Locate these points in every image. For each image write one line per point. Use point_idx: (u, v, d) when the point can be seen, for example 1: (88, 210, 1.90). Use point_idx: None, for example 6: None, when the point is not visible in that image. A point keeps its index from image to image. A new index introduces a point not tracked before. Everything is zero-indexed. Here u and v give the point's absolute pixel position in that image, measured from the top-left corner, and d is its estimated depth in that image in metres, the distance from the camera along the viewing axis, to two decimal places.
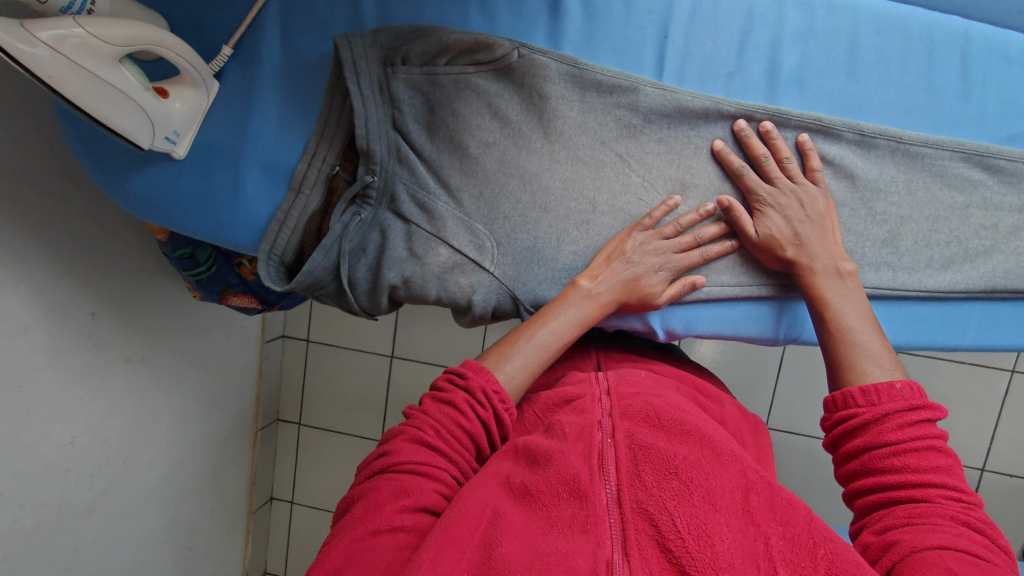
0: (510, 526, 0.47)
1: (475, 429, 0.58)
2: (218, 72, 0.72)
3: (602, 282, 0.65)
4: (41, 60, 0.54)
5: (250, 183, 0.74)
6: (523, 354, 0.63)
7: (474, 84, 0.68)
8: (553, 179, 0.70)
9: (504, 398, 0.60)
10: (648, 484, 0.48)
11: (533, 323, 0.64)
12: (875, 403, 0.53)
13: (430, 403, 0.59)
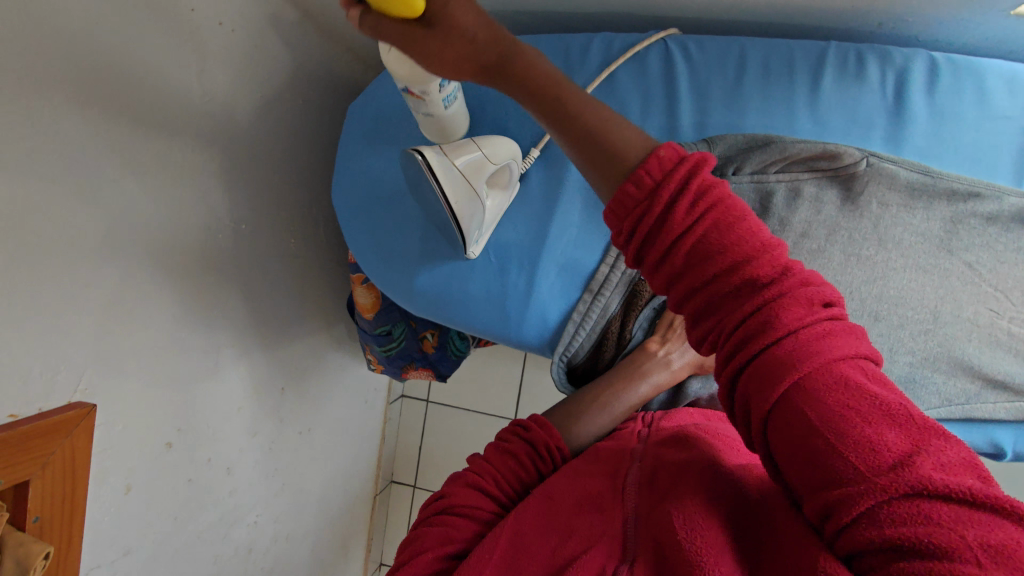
0: (519, 538, 0.50)
1: (494, 457, 0.60)
2: (523, 174, 0.72)
3: (679, 351, 0.71)
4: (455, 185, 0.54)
5: (544, 282, 0.73)
6: (601, 414, 0.68)
7: (805, 194, 0.65)
8: (893, 288, 0.65)
9: (567, 450, 0.64)
10: (668, 500, 0.47)
11: (616, 392, 0.69)
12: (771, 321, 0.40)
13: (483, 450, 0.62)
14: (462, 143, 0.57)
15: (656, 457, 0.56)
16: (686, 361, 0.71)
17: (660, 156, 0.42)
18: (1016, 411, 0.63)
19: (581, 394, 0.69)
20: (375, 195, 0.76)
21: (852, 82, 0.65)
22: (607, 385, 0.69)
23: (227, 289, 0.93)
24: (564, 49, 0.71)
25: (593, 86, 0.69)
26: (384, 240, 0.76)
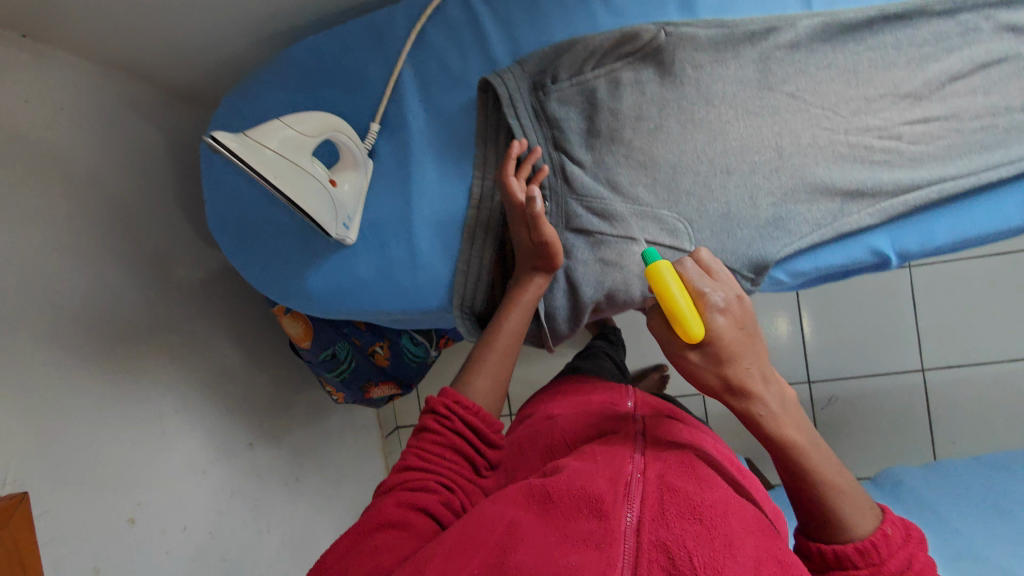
0: (514, 528, 0.53)
1: (460, 441, 0.67)
2: (371, 150, 0.74)
3: (536, 267, 0.71)
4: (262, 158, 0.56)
5: (424, 244, 0.74)
6: (491, 361, 0.72)
7: (625, 81, 0.68)
8: (733, 140, 0.67)
9: (468, 403, 0.68)
10: (678, 527, 0.51)
11: (492, 336, 0.72)
12: (877, 564, 0.57)
13: (429, 419, 0.68)
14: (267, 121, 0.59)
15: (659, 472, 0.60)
16: (540, 273, 0.71)
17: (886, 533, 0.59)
18: (882, 212, 0.64)
19: (471, 353, 0.73)
20: (247, 216, 0.77)
21: None
22: (487, 333, 0.73)
23: (154, 358, 0.94)
24: (374, 25, 0.74)
25: (407, 50, 0.72)
26: (265, 255, 0.78)
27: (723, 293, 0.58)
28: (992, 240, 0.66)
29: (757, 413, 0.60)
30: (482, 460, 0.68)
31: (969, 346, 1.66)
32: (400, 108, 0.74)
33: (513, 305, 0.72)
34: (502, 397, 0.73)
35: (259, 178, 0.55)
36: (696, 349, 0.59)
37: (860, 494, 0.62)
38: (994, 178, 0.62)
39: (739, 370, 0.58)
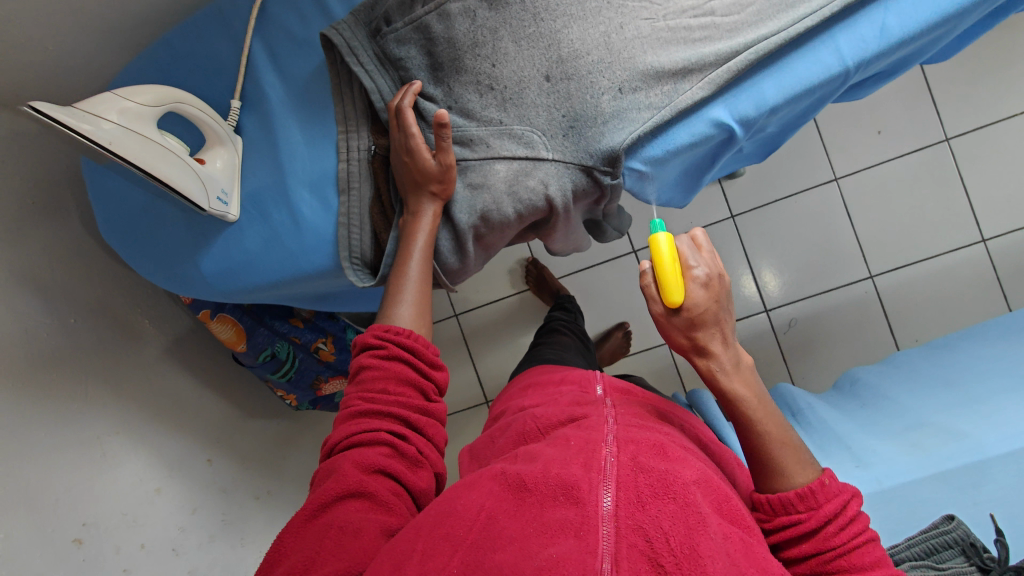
0: (487, 524, 0.50)
1: (402, 369, 0.68)
2: (236, 127, 0.77)
3: (420, 196, 0.73)
4: (96, 126, 0.58)
5: (303, 205, 0.77)
6: (404, 292, 0.73)
7: (454, 11, 0.71)
8: (565, 47, 0.71)
9: (400, 330, 0.70)
10: (654, 506, 0.49)
11: (400, 267, 0.73)
12: (815, 508, 0.60)
13: (367, 359, 0.68)
14: (103, 98, 0.62)
15: (632, 453, 0.56)
16: (434, 200, 0.73)
17: (824, 482, 0.61)
18: (712, 85, 0.67)
19: (386, 293, 0.75)
20: (134, 213, 0.80)
21: None
22: (393, 268, 0.74)
23: (85, 383, 0.95)
24: (217, 10, 0.77)
25: (250, 27, 0.76)
26: (157, 247, 0.80)
27: (705, 269, 0.69)
28: (822, 92, 0.69)
29: (716, 374, 0.70)
30: (430, 384, 0.70)
31: (908, 244, 1.70)
32: (255, 83, 0.77)
33: (414, 237, 0.74)
34: (430, 322, 0.75)
35: (96, 146, 0.57)
36: (678, 314, 0.70)
37: (803, 453, 0.66)
38: (802, 31, 0.66)
39: (705, 333, 0.69)
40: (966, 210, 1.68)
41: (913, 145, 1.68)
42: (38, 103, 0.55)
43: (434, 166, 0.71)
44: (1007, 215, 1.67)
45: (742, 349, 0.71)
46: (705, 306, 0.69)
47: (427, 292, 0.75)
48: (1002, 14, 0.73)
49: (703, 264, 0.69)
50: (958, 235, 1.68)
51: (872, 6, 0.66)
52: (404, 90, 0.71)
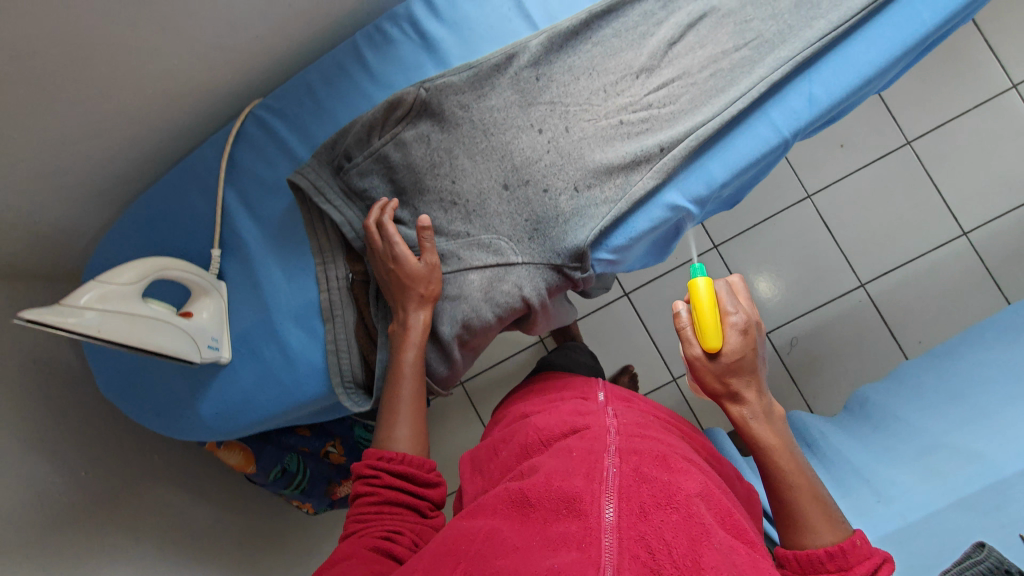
0: (490, 544, 0.50)
1: (396, 494, 0.65)
2: (219, 273, 0.80)
3: (402, 307, 0.74)
4: (83, 317, 0.61)
5: (292, 338, 0.79)
6: (399, 411, 0.71)
7: (409, 140, 0.75)
8: (518, 157, 0.75)
9: (393, 455, 0.67)
10: (656, 515, 0.49)
11: (392, 388, 0.73)
12: (846, 568, 0.59)
13: (360, 484, 0.66)
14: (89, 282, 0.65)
15: (634, 464, 0.56)
16: (421, 305, 0.73)
17: (856, 542, 0.60)
18: (660, 174, 0.71)
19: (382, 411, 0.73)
20: (130, 368, 0.82)
21: (386, 44, 0.78)
22: (387, 382, 0.73)
23: (102, 535, 0.95)
24: (189, 166, 0.82)
25: (222, 178, 0.80)
26: (155, 397, 0.81)
27: (743, 316, 0.69)
28: (766, 162, 0.73)
29: (749, 419, 0.69)
30: (425, 503, 0.66)
31: (892, 248, 1.72)
32: (232, 229, 0.80)
33: (403, 350, 0.73)
34: (428, 437, 0.72)
35: (86, 337, 0.60)
36: (714, 360, 0.69)
37: (833, 514, 0.65)
38: (734, 114, 0.69)
39: (740, 380, 0.69)
40: (942, 207, 1.71)
41: (876, 153, 1.72)
42: (28, 308, 0.58)
43: (417, 273, 0.72)
44: (981, 206, 1.70)
45: (773, 399, 0.72)
46: (743, 353, 0.68)
47: (422, 409, 0.73)
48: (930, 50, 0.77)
49: (740, 311, 0.69)
50: (938, 231, 1.71)
51: (796, 80, 0.69)
52: (377, 206, 0.73)
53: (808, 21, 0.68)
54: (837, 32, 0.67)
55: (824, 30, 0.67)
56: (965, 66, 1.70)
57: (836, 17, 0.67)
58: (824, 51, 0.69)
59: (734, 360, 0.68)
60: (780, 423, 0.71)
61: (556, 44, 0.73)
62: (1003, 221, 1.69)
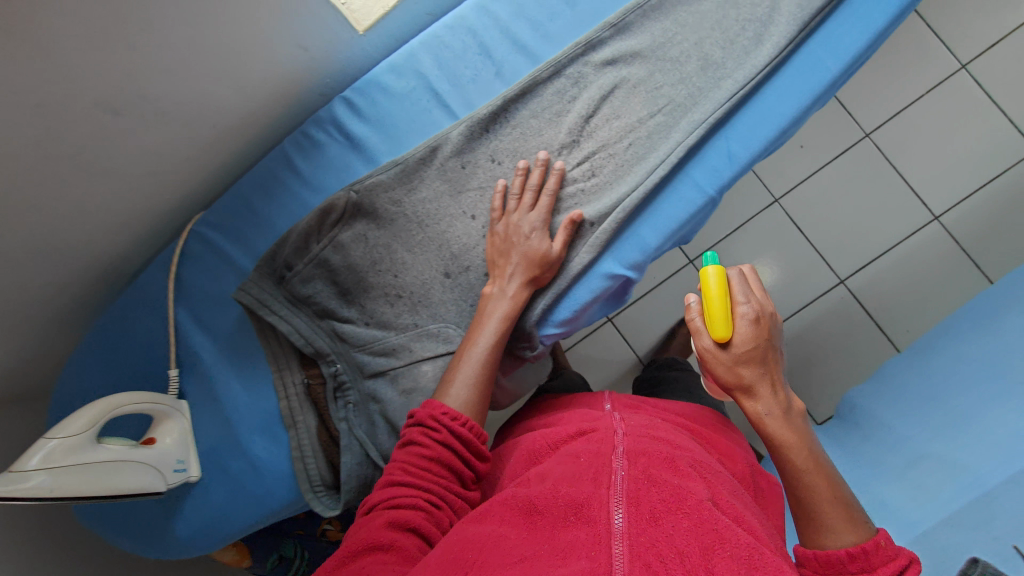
0: (494, 552, 0.46)
1: (448, 459, 0.59)
2: (179, 392, 0.81)
3: (506, 279, 0.69)
4: (34, 480, 0.62)
5: (258, 449, 0.79)
6: (462, 371, 0.65)
7: (348, 242, 0.76)
8: (456, 244, 0.76)
9: (459, 415, 0.61)
10: (669, 520, 0.45)
11: (469, 345, 0.67)
12: (869, 569, 0.52)
13: (415, 434, 0.60)
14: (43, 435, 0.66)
15: (642, 470, 0.52)
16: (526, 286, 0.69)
17: (879, 544, 0.52)
18: (594, 247, 0.71)
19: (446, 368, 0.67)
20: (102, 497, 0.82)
21: (314, 148, 0.79)
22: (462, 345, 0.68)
23: None
24: (138, 290, 0.83)
25: (171, 299, 0.81)
26: (129, 524, 0.81)
27: (755, 306, 0.62)
28: (698, 221, 0.73)
29: (762, 417, 0.61)
30: (470, 473, 0.60)
31: (866, 238, 1.54)
32: (188, 347, 0.81)
33: (492, 317, 0.68)
34: (485, 408, 0.65)
35: (39, 500, 0.62)
36: (725, 350, 0.63)
37: (853, 510, 0.57)
38: (657, 182, 0.70)
39: (753, 373, 0.62)
40: (909, 194, 1.54)
41: (836, 150, 1.55)
42: None
43: (552, 248, 0.69)
44: (958, 183, 1.52)
45: (791, 393, 0.63)
46: (761, 344, 0.62)
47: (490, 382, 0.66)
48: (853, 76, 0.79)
49: (752, 300, 0.62)
50: (911, 217, 1.53)
51: (713, 139, 0.70)
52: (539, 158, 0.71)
53: (715, 86, 0.69)
54: (743, 93, 0.68)
55: (731, 94, 0.68)
56: (921, 44, 1.53)
57: (740, 81, 0.68)
58: (734, 113, 0.69)
59: (745, 351, 0.61)
60: (800, 420, 0.63)
61: (477, 132, 0.74)
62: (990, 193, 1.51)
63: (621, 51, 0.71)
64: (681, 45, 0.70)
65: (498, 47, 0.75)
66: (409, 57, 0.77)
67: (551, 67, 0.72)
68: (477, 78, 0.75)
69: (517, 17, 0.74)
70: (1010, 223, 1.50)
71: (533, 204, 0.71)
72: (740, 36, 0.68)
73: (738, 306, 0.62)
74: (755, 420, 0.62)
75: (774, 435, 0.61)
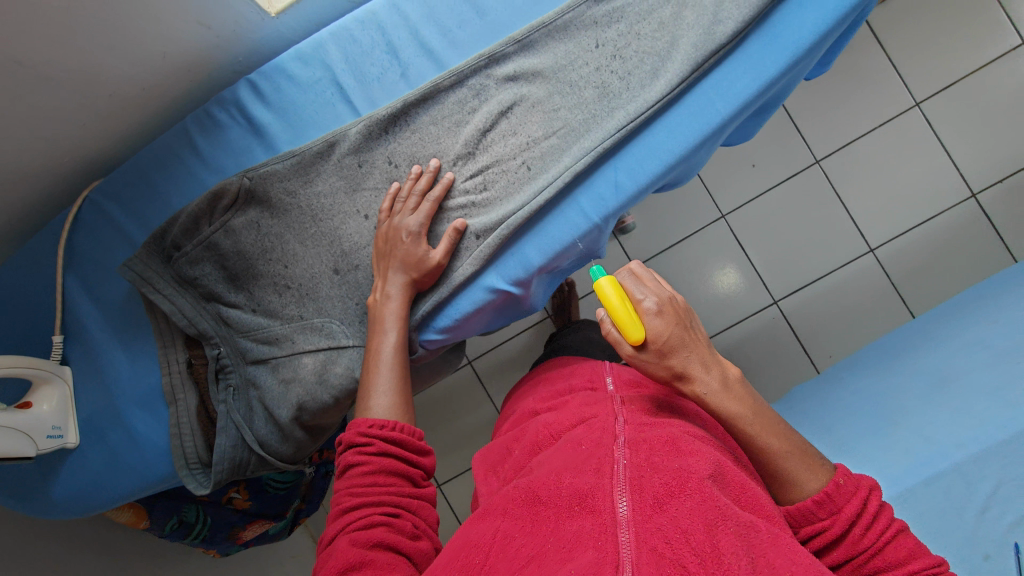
0: (500, 554, 0.47)
1: (393, 464, 0.62)
2: (62, 359, 0.81)
3: (390, 283, 0.71)
4: None
5: (138, 422, 0.81)
6: (377, 381, 0.69)
7: (241, 228, 0.76)
8: (347, 242, 0.76)
9: (384, 423, 0.64)
10: (671, 504, 0.45)
11: (374, 355, 0.70)
12: (837, 512, 0.54)
13: (350, 456, 0.62)
14: None
15: (644, 453, 0.51)
16: (404, 281, 0.71)
17: (839, 482, 0.55)
18: (478, 261, 0.72)
19: (362, 381, 0.70)
20: None
21: (214, 128, 0.78)
22: (369, 355, 0.71)
23: None
24: (28, 253, 0.82)
25: (61, 265, 0.80)
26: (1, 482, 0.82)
27: (656, 297, 0.58)
28: (583, 245, 0.74)
29: (705, 397, 0.58)
30: (417, 471, 0.64)
31: (801, 265, 1.56)
32: (75, 316, 0.81)
33: (386, 324, 0.71)
34: (413, 408, 0.69)
35: None
36: (643, 352, 0.59)
37: (809, 452, 0.58)
38: (543, 204, 0.71)
39: (681, 361, 0.58)
40: (850, 226, 1.55)
41: (785, 173, 1.54)
42: None
43: (431, 257, 0.71)
44: (897, 219, 1.53)
45: (724, 359, 0.60)
46: (671, 337, 0.57)
47: (407, 382, 0.70)
48: (761, 114, 0.79)
49: (650, 293, 0.58)
50: (844, 248, 1.54)
51: (602, 167, 0.71)
52: (416, 170, 0.72)
53: (608, 115, 0.70)
54: (632, 125, 0.69)
55: (621, 125, 0.69)
56: (879, 76, 1.52)
57: (630, 113, 0.68)
58: (623, 143, 0.71)
59: (664, 346, 0.57)
60: (741, 385, 0.60)
61: (375, 134, 0.74)
62: (925, 233, 1.52)
63: (522, 69, 0.71)
64: (581, 70, 0.70)
65: (404, 48, 0.74)
66: (317, 47, 0.76)
67: (453, 76, 0.72)
68: (381, 78, 0.75)
69: (424, 20, 0.74)
70: (938, 264, 1.52)
71: (416, 207, 0.72)
72: (637, 68, 0.69)
73: (642, 304, 0.58)
74: (704, 403, 0.58)
75: (726, 409, 0.58)
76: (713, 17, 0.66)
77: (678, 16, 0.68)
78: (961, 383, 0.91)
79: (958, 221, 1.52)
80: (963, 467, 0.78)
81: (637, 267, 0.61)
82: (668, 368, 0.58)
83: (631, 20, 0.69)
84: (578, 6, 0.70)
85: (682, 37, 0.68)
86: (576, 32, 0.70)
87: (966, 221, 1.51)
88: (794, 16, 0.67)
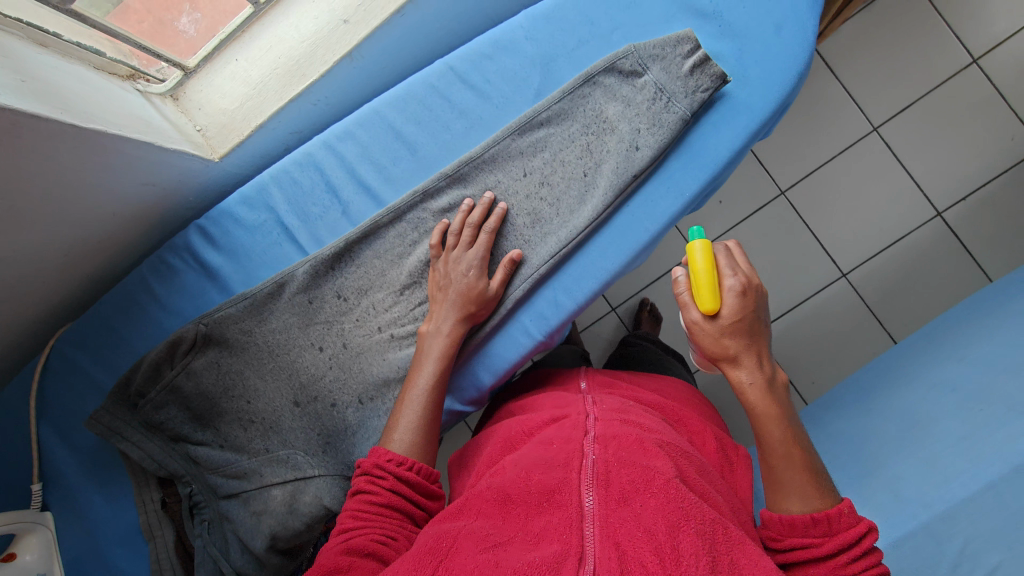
0: (467, 541, 0.45)
1: (401, 502, 0.59)
2: (43, 505, 0.81)
3: (441, 317, 0.69)
4: None
5: (119, 561, 0.82)
6: (404, 417, 0.64)
7: (200, 370, 0.79)
8: (304, 374, 0.79)
9: (401, 459, 0.60)
10: (637, 500, 0.45)
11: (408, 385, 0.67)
12: (828, 536, 0.53)
13: (362, 483, 0.60)
14: None
15: (613, 450, 0.51)
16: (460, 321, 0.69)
17: (843, 511, 0.54)
18: None
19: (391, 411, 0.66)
20: None
21: (170, 273, 0.81)
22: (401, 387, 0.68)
23: None
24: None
25: (34, 416, 0.82)
26: None
27: (742, 278, 0.60)
28: (531, 360, 0.77)
29: (745, 388, 0.60)
30: (424, 513, 0.60)
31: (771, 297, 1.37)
32: (51, 463, 0.82)
33: (427, 356, 0.68)
34: (434, 448, 0.65)
35: None
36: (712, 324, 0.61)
37: (818, 476, 0.57)
38: (488, 329, 0.74)
39: (739, 345, 0.60)
40: (820, 252, 1.36)
41: (750, 206, 1.37)
42: None
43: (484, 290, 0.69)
44: (869, 241, 1.35)
45: (777, 365, 0.61)
46: (745, 318, 0.60)
47: (436, 418, 0.66)
48: None
49: (740, 273, 0.61)
50: (813, 274, 1.36)
51: (540, 289, 0.74)
52: (469, 204, 0.71)
53: (539, 241, 0.72)
54: (563, 250, 0.71)
55: (553, 252, 0.71)
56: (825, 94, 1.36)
57: (561, 239, 0.71)
58: (556, 267, 0.73)
59: (732, 323, 0.59)
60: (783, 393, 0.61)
61: (320, 271, 0.76)
62: (900, 250, 1.34)
63: (457, 200, 0.74)
64: (513, 199, 0.73)
65: (342, 184, 0.77)
66: (260, 190, 0.78)
67: (391, 212, 0.74)
68: (325, 214, 0.78)
69: (358, 158, 0.77)
70: (919, 281, 1.34)
71: (471, 240, 0.71)
72: (564, 194, 0.72)
73: (727, 281, 0.60)
74: (742, 393, 0.60)
75: (759, 406, 0.59)
76: (630, 149, 0.69)
77: (598, 145, 0.71)
78: (936, 428, 0.85)
79: (929, 237, 1.34)
80: (932, 526, 0.75)
81: (722, 252, 0.62)
82: (727, 349, 0.60)
83: (555, 152, 0.72)
84: (502, 141, 0.72)
85: (601, 167, 0.71)
86: (502, 165, 0.73)
87: (937, 239, 1.33)
88: (709, 137, 0.70)
